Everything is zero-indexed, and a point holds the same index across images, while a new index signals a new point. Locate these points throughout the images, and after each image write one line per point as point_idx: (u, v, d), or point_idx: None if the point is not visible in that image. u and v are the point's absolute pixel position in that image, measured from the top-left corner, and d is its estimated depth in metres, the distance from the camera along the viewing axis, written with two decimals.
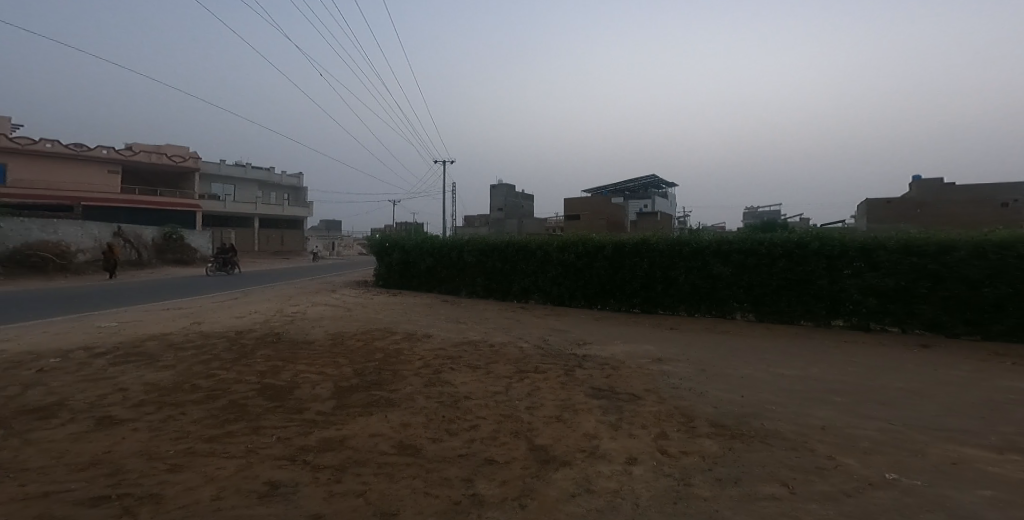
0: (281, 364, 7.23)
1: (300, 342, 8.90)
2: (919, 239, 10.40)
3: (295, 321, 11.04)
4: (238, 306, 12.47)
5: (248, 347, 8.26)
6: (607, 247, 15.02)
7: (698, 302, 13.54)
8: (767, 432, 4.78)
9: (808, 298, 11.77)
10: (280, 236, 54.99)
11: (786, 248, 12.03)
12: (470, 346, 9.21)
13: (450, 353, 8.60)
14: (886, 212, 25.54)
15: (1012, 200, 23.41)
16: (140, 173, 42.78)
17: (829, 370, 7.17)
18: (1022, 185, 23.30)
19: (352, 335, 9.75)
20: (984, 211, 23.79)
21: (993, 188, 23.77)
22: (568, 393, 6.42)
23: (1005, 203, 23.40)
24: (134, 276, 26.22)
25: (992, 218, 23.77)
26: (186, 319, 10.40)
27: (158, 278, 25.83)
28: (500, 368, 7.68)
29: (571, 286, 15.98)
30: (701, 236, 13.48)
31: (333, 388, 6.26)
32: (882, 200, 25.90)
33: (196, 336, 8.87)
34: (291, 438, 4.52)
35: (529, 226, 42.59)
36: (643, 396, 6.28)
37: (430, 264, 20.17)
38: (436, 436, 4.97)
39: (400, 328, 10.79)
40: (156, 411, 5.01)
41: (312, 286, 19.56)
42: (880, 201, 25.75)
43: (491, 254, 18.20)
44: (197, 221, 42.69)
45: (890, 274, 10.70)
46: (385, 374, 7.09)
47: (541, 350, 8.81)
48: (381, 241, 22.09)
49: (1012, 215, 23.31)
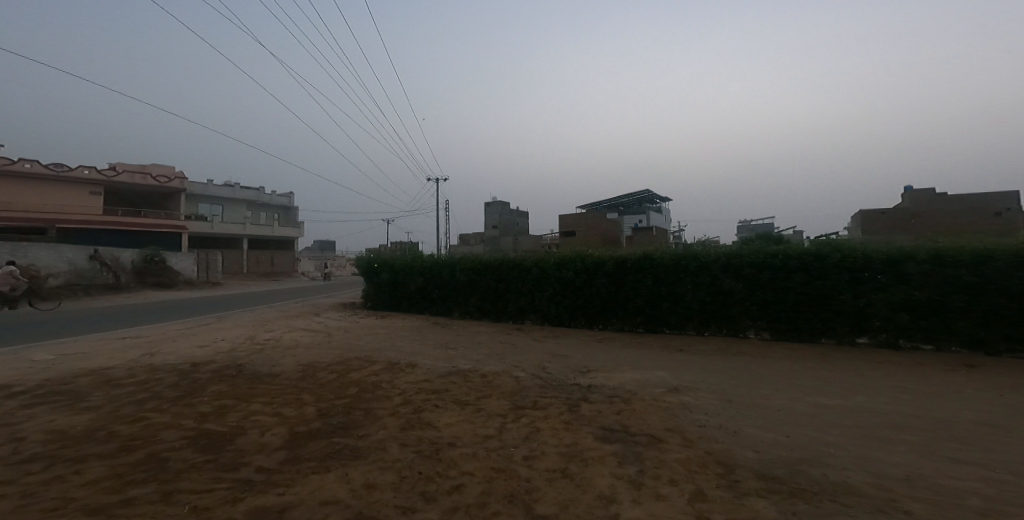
0: (230, 404, 6.05)
1: (264, 374, 7.76)
2: (952, 248, 9.55)
3: (264, 350, 9.84)
4: (203, 334, 11.22)
5: (199, 383, 7.08)
6: (608, 263, 14.04)
7: (708, 321, 12.58)
8: (836, 488, 3.72)
9: (829, 315, 10.84)
10: (270, 257, 53.76)
11: (803, 260, 11.11)
12: (458, 376, 8.08)
13: (435, 386, 7.46)
14: (880, 222, 25.00)
15: (1005, 209, 23.10)
16: (124, 195, 42.00)
17: (877, 398, 6.19)
18: (1014, 194, 23.04)
19: (324, 366, 8.59)
20: (978, 219, 23.40)
21: (985, 198, 23.44)
22: (574, 437, 5.30)
23: (998, 212, 23.07)
24: (109, 301, 24.88)
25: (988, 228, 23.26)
26: (138, 350, 9.18)
27: (128, 303, 24.20)
28: (492, 404, 6.57)
29: (569, 305, 14.96)
30: (709, 249, 12.54)
31: (288, 434, 5.14)
32: (876, 211, 25.33)
33: (141, 370, 7.69)
34: (211, 510, 3.40)
35: (524, 242, 41.67)
36: (665, 438, 5.19)
37: (420, 284, 19.09)
38: (408, 503, 3.84)
39: (382, 357, 9.61)
40: (41, 471, 3.87)
41: (295, 309, 18.34)
42: (873, 211, 25.11)
43: (484, 272, 17.18)
44: (183, 244, 41.62)
45: (921, 287, 9.80)
46: (354, 415, 5.95)
47: (540, 381, 7.71)
48: (368, 261, 21.07)
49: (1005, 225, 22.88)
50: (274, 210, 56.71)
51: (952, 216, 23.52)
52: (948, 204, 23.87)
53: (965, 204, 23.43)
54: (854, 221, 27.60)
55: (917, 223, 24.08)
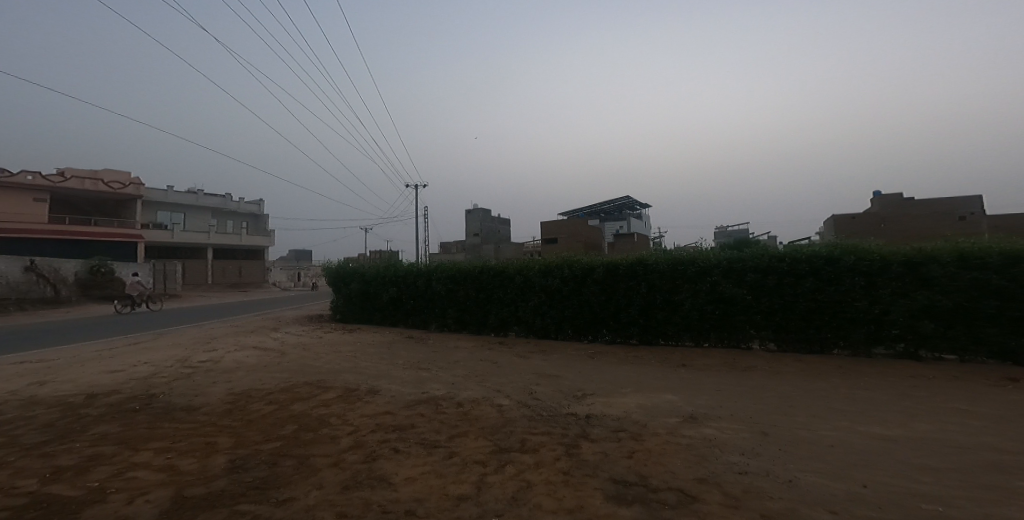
0: (108, 454, 4.43)
1: (180, 407, 6.16)
2: (978, 249, 8.72)
3: (193, 374, 8.17)
4: (125, 356, 9.45)
5: (80, 423, 5.41)
6: (598, 269, 12.83)
7: (708, 331, 11.48)
8: None
9: (842, 323, 9.88)
10: (238, 266, 50.72)
11: (813, 264, 10.15)
12: (428, 407, 6.61)
13: (396, 421, 5.96)
14: (852, 226, 24.82)
15: (969, 213, 22.98)
16: (74, 202, 39.15)
17: (942, 427, 5.07)
18: (977, 198, 22.95)
19: (262, 394, 6.99)
20: (944, 224, 23.18)
21: (951, 203, 23.34)
22: (578, 498, 3.90)
23: (963, 217, 22.92)
24: (53, 315, 22.78)
25: (952, 232, 23.10)
26: (29, 380, 7.41)
27: (77, 317, 22.32)
28: (468, 446, 5.13)
29: (556, 315, 13.66)
30: (709, 253, 11.48)
31: (170, 502, 3.56)
32: (847, 215, 25.22)
33: (14, 407, 5.95)
34: None
35: (505, 251, 40.26)
36: (699, 495, 3.86)
37: (393, 295, 17.46)
38: None
39: (337, 381, 8.03)
40: None
41: (251, 324, 16.44)
42: (844, 216, 24.90)
43: (463, 281, 15.75)
44: (139, 254, 38.74)
45: (946, 293, 8.92)
46: (282, 467, 4.42)
47: (528, 411, 6.32)
48: (337, 269, 19.38)
49: (969, 229, 22.71)
50: (242, 218, 53.89)
51: (924, 218, 23.35)
52: (916, 208, 23.62)
53: (932, 208, 23.37)
54: (827, 225, 27.39)
55: (888, 227, 23.98)
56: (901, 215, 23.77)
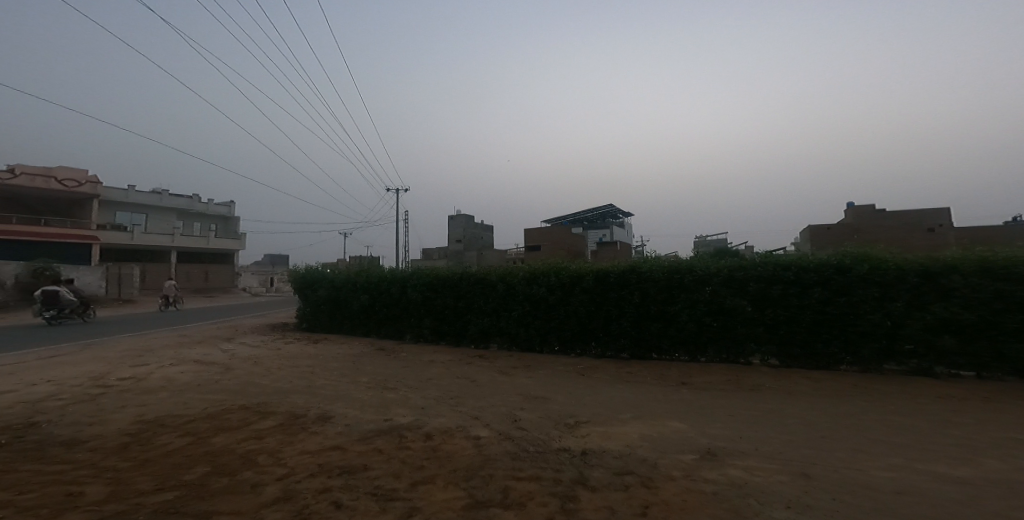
0: None
1: (60, 442, 4.77)
2: (1003, 259, 8.08)
3: (102, 395, 6.71)
4: (27, 373, 7.89)
5: None
6: (587, 277, 11.82)
7: (706, 345, 10.58)
8: None
9: (853, 337, 9.10)
10: (205, 271, 48.02)
11: (821, 274, 9.38)
12: (388, 441, 5.37)
13: (345, 462, 4.71)
14: (826, 237, 24.46)
15: (936, 225, 23.09)
16: (23, 200, 36.46)
17: (1020, 464, 4.15)
18: (942, 211, 23.22)
19: (181, 424, 5.62)
20: (913, 235, 23.11)
21: (918, 214, 23.47)
22: None
23: (931, 228, 22.96)
24: None
25: (924, 243, 22.81)
26: None
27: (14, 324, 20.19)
28: (434, 500, 3.91)
29: (541, 327, 12.59)
30: (707, 261, 10.61)
31: None
32: (822, 226, 24.62)
33: None
34: None
35: (486, 258, 39.19)
36: None
37: (365, 303, 16.08)
38: None
39: (282, 405, 6.71)
40: None
41: (203, 333, 14.77)
42: (821, 227, 24.41)
43: (440, 289, 14.52)
44: (93, 257, 36.08)
45: (967, 306, 8.26)
46: None
47: (511, 446, 5.16)
48: (304, 275, 17.85)
49: (937, 240, 22.62)
50: (211, 221, 51.26)
51: (896, 229, 23.35)
52: (887, 220, 23.61)
53: (903, 219, 23.41)
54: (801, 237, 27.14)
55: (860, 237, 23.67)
56: (874, 225, 23.69)
